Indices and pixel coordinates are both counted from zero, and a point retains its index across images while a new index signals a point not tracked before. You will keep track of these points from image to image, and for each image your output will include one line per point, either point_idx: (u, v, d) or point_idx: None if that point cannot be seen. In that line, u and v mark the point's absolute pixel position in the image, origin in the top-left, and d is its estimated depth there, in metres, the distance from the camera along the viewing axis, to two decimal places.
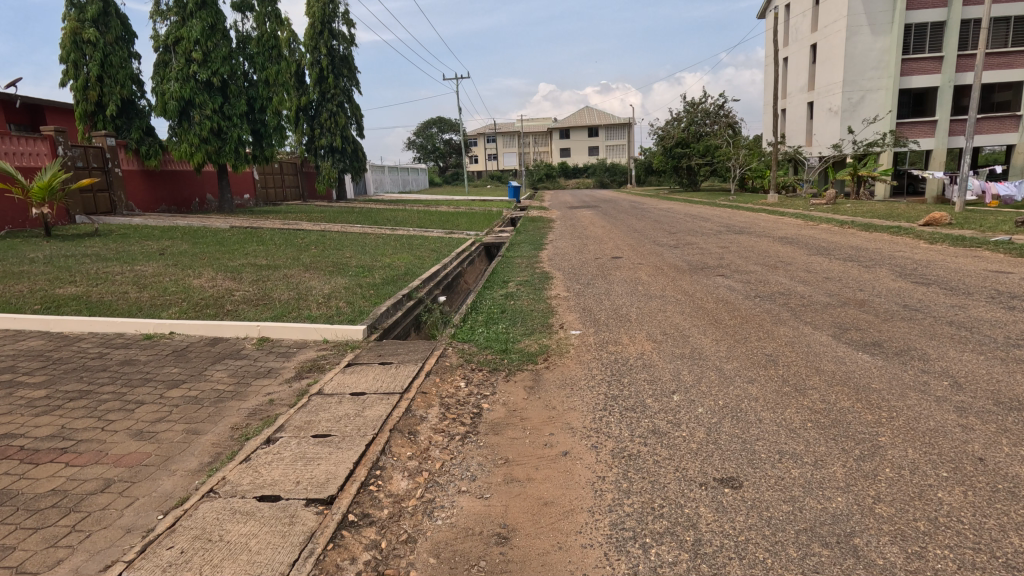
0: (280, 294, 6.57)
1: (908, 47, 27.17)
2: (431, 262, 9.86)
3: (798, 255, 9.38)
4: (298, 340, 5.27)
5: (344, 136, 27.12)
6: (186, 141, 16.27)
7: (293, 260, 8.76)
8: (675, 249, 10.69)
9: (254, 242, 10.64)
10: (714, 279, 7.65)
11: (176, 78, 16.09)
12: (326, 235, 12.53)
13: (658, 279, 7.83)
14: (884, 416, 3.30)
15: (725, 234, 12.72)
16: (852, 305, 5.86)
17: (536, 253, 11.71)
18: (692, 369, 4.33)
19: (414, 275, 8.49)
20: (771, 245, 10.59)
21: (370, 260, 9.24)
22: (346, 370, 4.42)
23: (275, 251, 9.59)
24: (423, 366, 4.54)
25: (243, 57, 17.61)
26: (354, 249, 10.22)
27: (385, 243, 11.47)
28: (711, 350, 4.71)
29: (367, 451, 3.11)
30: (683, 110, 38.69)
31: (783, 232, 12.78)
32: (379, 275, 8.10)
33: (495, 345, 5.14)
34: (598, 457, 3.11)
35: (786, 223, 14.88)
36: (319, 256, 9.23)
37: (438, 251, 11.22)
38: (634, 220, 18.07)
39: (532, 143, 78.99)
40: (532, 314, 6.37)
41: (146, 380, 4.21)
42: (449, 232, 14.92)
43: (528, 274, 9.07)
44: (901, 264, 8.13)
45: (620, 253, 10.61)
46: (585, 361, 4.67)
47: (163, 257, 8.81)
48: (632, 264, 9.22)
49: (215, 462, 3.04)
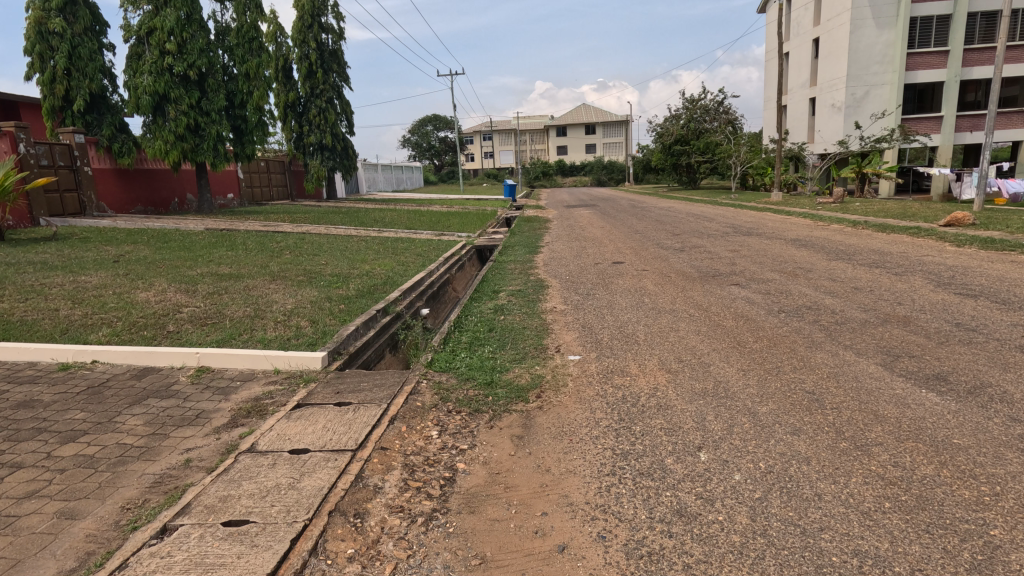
0: (234, 310, 5.71)
1: (913, 41, 26.47)
2: (416, 268, 9.02)
3: (818, 260, 8.58)
4: (244, 371, 4.43)
5: (333, 133, 26.26)
6: (160, 138, 15.42)
7: (261, 268, 7.89)
8: (681, 253, 9.88)
9: (224, 247, 9.77)
10: (729, 290, 6.84)
11: (150, 71, 15.19)
12: (305, 239, 11.65)
13: (666, 290, 7.01)
14: (987, 493, 2.49)
15: (733, 236, 11.92)
16: (895, 323, 5.05)
17: (531, 257, 10.88)
18: (719, 412, 3.52)
19: (395, 285, 7.63)
20: (784, 248, 9.82)
21: (347, 267, 8.40)
22: (291, 417, 3.57)
23: (244, 257, 8.73)
24: (388, 409, 3.68)
25: (221, 49, 16.70)
26: (332, 255, 9.37)
27: (368, 247, 10.61)
28: (739, 385, 3.89)
29: (290, 554, 2.28)
30: (682, 107, 37.92)
31: (794, 233, 12.00)
32: (354, 286, 7.24)
33: (480, 378, 4.29)
34: (607, 558, 2.29)
35: (796, 223, 14.09)
36: (292, 264, 8.37)
37: (425, 255, 10.38)
38: (634, 220, 17.26)
39: (529, 141, 78.11)
40: (524, 334, 5.54)
41: (37, 432, 3.36)
42: (439, 233, 14.08)
43: (521, 283, 8.23)
44: (934, 270, 7.34)
45: (622, 258, 9.80)
46: (588, 400, 3.86)
47: (118, 265, 7.94)
48: (635, 271, 8.41)
49: (78, 572, 2.20)
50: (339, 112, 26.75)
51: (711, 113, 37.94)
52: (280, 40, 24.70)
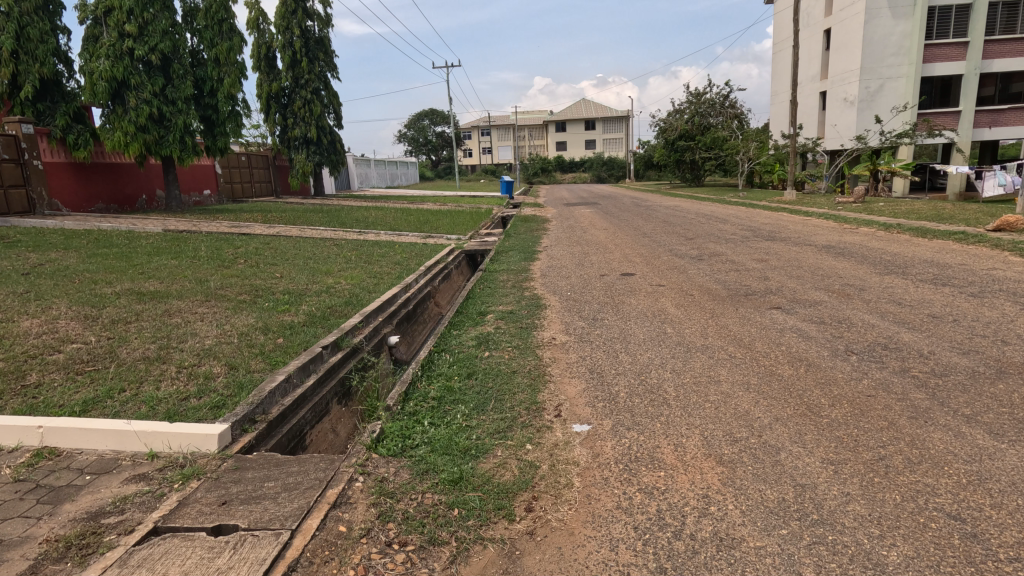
0: (132, 349, 4.33)
1: (931, 31, 25.08)
2: (391, 282, 7.65)
3: (864, 273, 7.29)
4: (106, 456, 3.05)
5: (320, 126, 24.90)
6: (119, 129, 14.00)
7: (196, 283, 6.48)
8: (700, 262, 8.55)
9: (168, 254, 8.37)
10: (771, 317, 5.49)
11: (107, 55, 13.67)
12: (270, 243, 10.26)
13: (693, 315, 5.67)
14: None
15: (754, 241, 10.62)
16: (1019, 377, 3.71)
17: (526, 265, 9.54)
18: (820, 559, 2.18)
19: (359, 306, 6.26)
20: (819, 258, 8.50)
21: (305, 281, 7.03)
22: (126, 567, 2.18)
23: (185, 268, 7.35)
24: (286, 549, 2.29)
25: (188, 31, 15.23)
26: (293, 265, 8.00)
27: (339, 254, 9.24)
28: (835, 499, 2.54)
29: None
30: (686, 101, 36.54)
31: (823, 238, 10.69)
32: (307, 308, 5.89)
33: (444, 472, 2.93)
34: None
35: (820, 226, 12.83)
36: (238, 277, 6.97)
37: (405, 263, 9.02)
38: (640, 220, 16.02)
39: (527, 136, 76.66)
40: (514, 384, 4.17)
41: None
42: (427, 236, 12.74)
43: (513, 301, 6.88)
44: (1016, 290, 6.04)
45: (632, 268, 8.46)
46: (607, 523, 2.50)
47: (25, 279, 6.54)
48: (650, 287, 7.06)
49: None
50: (326, 104, 25.35)
51: (717, 108, 36.47)
52: (262, 27, 23.56)
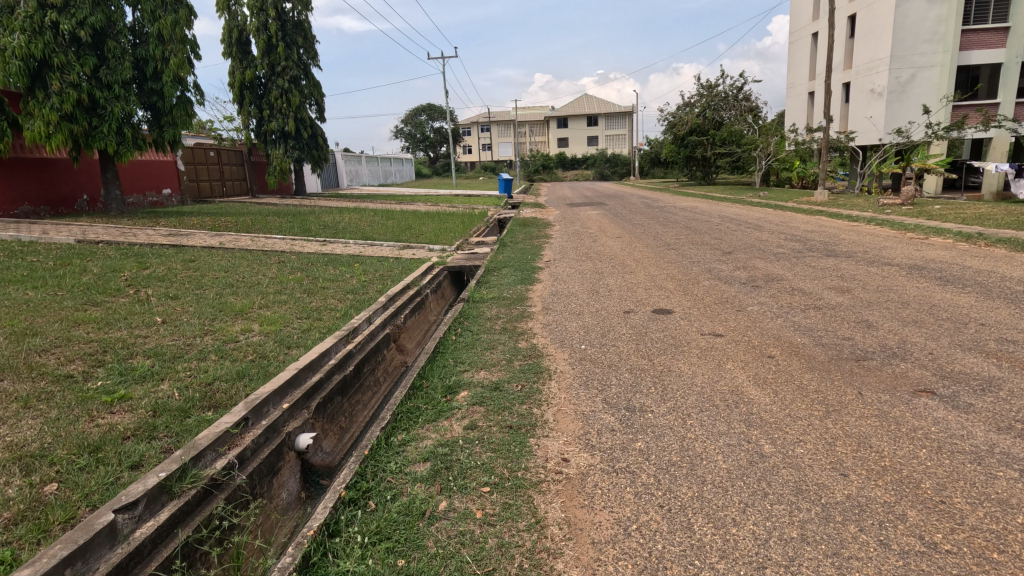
0: None
1: (969, 15, 22.72)
2: (331, 323, 5.42)
3: (1008, 318, 4.98)
4: None
5: (299, 118, 22.65)
6: (41, 118, 11.75)
7: (11, 342, 4.19)
8: (760, 294, 6.27)
9: (34, 281, 6.12)
10: (934, 418, 3.21)
11: (22, 28, 11.32)
12: (197, 259, 8.04)
13: (794, 409, 3.43)
14: None
15: (810, 257, 8.39)
16: None
17: (522, 290, 7.34)
18: None
19: (259, 377, 4.01)
20: (920, 288, 6.22)
21: (195, 332, 4.77)
22: None
23: (31, 307, 5.11)
24: None
25: (126, 4, 12.93)
26: (199, 299, 5.76)
27: (278, 277, 7.03)
28: None
29: None
30: (697, 94, 34.22)
31: (898, 255, 8.43)
32: (163, 392, 3.62)
33: None
34: None
35: (881, 236, 10.56)
36: (97, 326, 4.70)
37: (363, 290, 6.80)
38: (658, 226, 13.82)
39: (528, 132, 74.18)
40: None
41: None
42: (404, 247, 10.49)
43: (503, 361, 4.64)
44: None
45: (665, 302, 6.20)
46: None
47: None
48: (701, 340, 4.82)
49: None
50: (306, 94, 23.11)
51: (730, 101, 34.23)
52: (233, 10, 21.37)
